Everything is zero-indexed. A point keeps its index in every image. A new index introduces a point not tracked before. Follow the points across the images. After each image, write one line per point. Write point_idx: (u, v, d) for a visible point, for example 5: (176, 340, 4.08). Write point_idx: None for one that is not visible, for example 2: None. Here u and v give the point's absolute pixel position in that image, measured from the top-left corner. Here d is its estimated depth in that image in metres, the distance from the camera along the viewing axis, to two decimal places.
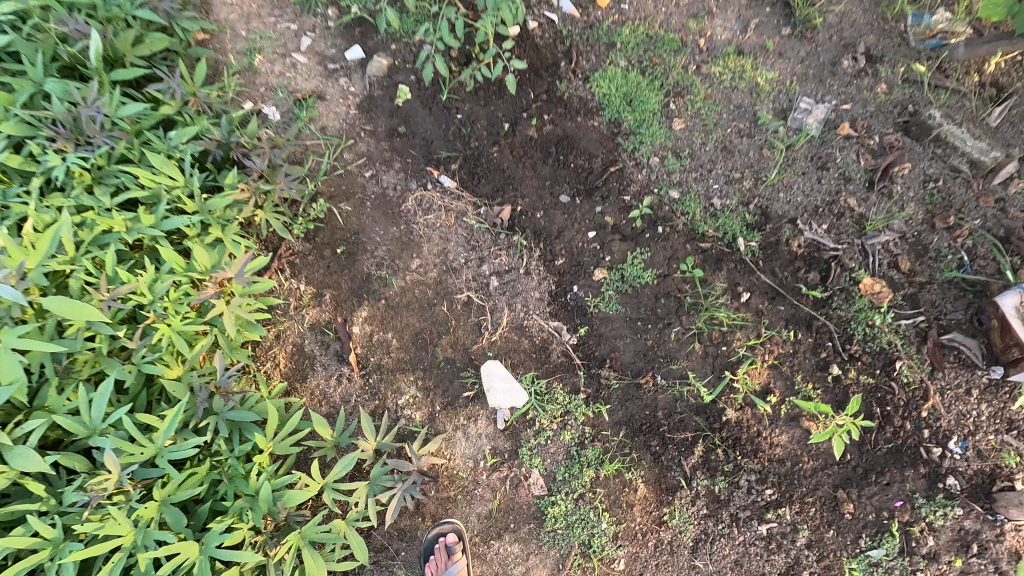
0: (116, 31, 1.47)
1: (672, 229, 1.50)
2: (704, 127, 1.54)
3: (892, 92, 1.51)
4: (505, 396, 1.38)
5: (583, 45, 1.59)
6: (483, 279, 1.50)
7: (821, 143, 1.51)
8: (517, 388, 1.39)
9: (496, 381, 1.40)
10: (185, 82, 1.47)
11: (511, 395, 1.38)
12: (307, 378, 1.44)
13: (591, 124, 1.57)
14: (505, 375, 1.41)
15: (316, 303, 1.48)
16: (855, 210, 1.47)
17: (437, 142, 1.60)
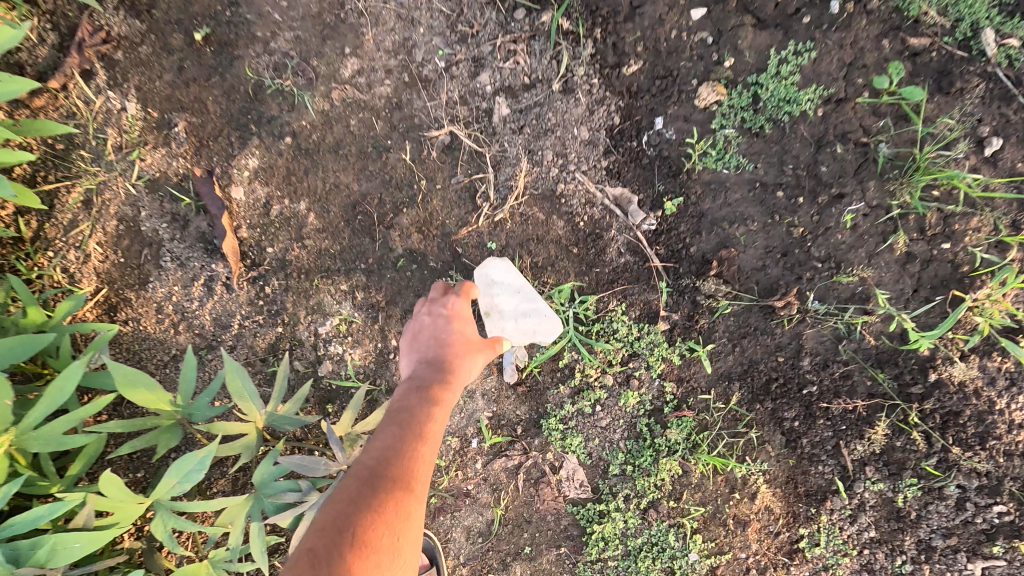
0: None
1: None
2: None
3: None
4: (522, 324, 0.76)
5: None
6: (481, 103, 0.78)
7: None
8: (542, 309, 0.75)
9: (503, 295, 0.76)
10: None
11: (533, 320, 0.75)
12: (148, 283, 0.75)
13: None
14: (518, 284, 0.76)
15: (158, 142, 0.77)
16: None
17: None
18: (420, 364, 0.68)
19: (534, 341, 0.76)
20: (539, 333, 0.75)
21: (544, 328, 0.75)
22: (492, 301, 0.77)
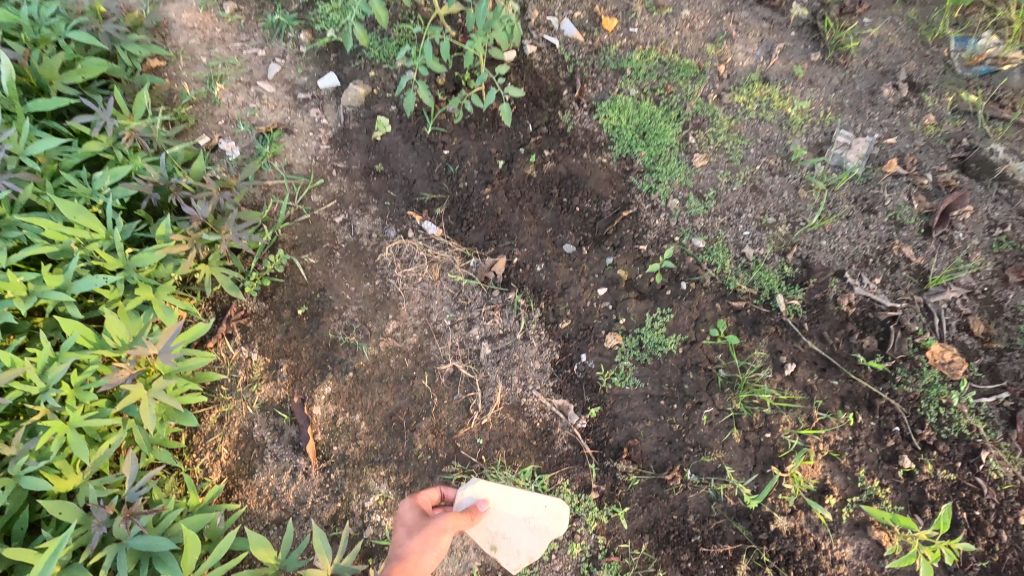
0: (49, 58, 1.28)
1: (697, 284, 1.27)
2: (731, 166, 1.44)
3: (944, 124, 1.51)
4: (535, 527, 1.10)
5: (588, 71, 1.55)
6: (472, 346, 1.25)
7: (865, 183, 1.43)
8: (524, 496, 1.10)
9: (494, 524, 1.09)
10: (122, 116, 1.28)
11: (539, 514, 1.11)
12: (254, 473, 1.16)
13: (599, 163, 1.42)
14: (491, 491, 1.08)
15: (269, 377, 1.22)
16: (912, 260, 1.33)
17: (420, 182, 1.40)
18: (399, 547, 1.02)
19: (554, 535, 1.10)
20: (557, 522, 1.11)
21: (554, 511, 1.11)
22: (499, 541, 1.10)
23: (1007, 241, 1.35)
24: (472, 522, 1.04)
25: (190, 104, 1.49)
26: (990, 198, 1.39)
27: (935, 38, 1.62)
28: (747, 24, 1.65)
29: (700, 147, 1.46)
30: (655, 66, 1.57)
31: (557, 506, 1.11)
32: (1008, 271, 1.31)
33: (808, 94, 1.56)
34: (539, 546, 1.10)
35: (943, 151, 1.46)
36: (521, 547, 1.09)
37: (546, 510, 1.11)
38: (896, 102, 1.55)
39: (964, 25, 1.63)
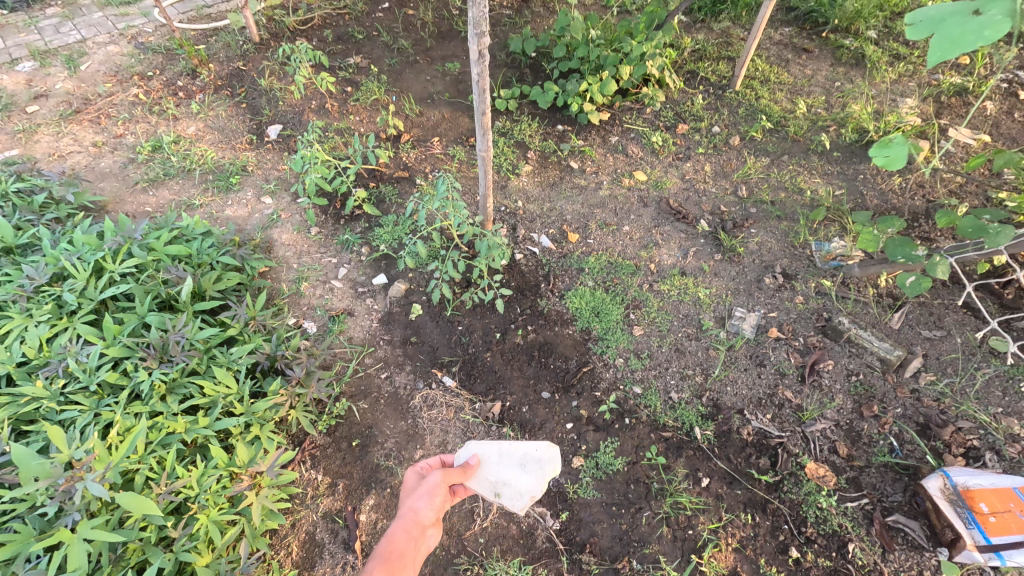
0: (208, 274, 1.99)
1: (637, 419, 1.80)
2: (660, 333, 2.05)
3: (810, 301, 2.14)
4: (529, 469, 1.55)
5: (559, 270, 2.26)
6: None
7: (757, 344, 2.02)
8: (513, 447, 1.57)
9: (496, 473, 1.51)
10: (250, 310, 1.94)
11: (532, 461, 1.57)
12: (314, 566, 1.57)
13: (567, 333, 2.04)
14: (484, 447, 1.54)
15: (330, 492, 1.69)
16: (792, 400, 1.85)
17: (442, 349, 2.01)
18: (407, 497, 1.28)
19: (548, 472, 1.55)
20: (546, 461, 1.56)
21: (543, 454, 1.57)
22: (506, 488, 1.51)
23: (860, 385, 1.88)
24: (475, 466, 1.46)
25: (286, 296, 2.18)
26: (846, 354, 1.97)
27: (800, 242, 2.35)
28: (669, 236, 2.41)
29: (638, 321, 2.09)
30: (605, 266, 2.28)
31: (544, 449, 1.58)
32: (862, 408, 1.83)
33: (714, 282, 2.23)
34: (538, 484, 1.53)
35: (810, 321, 2.08)
36: (523, 489, 1.52)
37: (536, 452, 1.58)
38: (775, 286, 2.20)
39: (818, 235, 2.37)
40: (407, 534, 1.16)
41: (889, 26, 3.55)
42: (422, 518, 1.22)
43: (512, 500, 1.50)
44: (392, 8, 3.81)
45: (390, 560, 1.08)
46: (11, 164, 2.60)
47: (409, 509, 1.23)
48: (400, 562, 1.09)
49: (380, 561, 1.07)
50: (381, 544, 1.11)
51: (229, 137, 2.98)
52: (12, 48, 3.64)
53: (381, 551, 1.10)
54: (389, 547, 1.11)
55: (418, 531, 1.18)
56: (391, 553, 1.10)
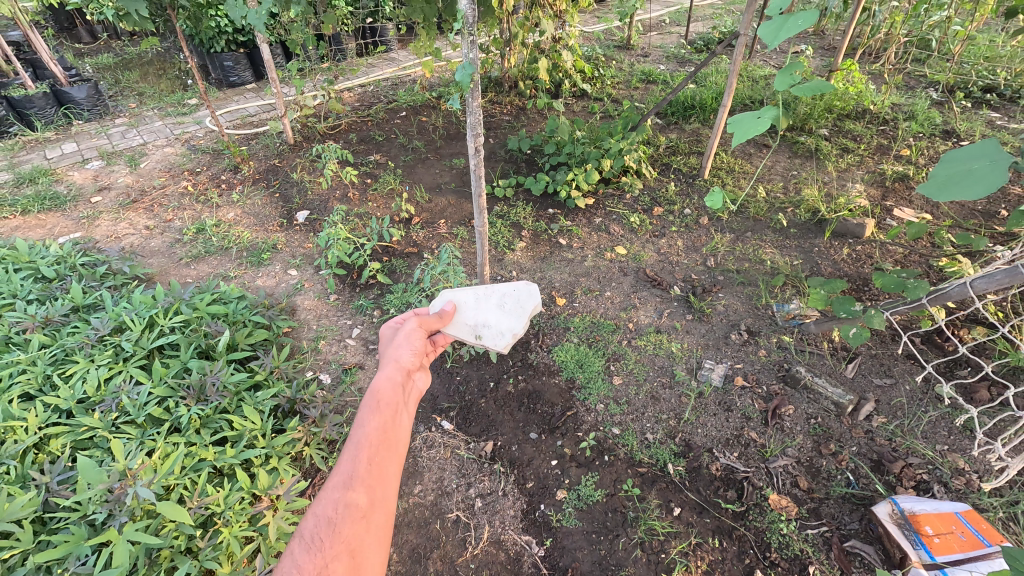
0: (241, 330, 2.31)
1: (615, 456, 2.00)
2: (638, 382, 2.29)
3: (772, 354, 2.39)
4: (507, 308, 1.79)
5: (548, 329, 2.56)
6: (470, 501, 1.92)
7: (724, 391, 2.24)
8: (489, 291, 1.80)
9: (473, 317, 1.75)
10: (274, 359, 2.22)
11: (508, 302, 1.80)
12: None
13: (554, 382, 2.30)
14: (459, 296, 1.77)
15: None
16: (757, 440, 2.04)
17: (442, 397, 2.27)
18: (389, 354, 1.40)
19: (522, 308, 1.79)
20: (521, 299, 1.80)
21: (518, 294, 1.81)
22: (486, 329, 1.74)
23: (819, 427, 2.08)
24: (451, 311, 1.68)
25: (305, 351, 2.45)
26: (805, 400, 2.17)
27: (763, 303, 2.63)
28: (646, 300, 2.71)
29: (617, 372, 2.34)
30: (589, 325, 2.57)
31: (519, 291, 1.82)
32: (820, 446, 2.02)
33: (686, 338, 2.49)
34: (516, 321, 1.77)
35: (773, 371, 2.31)
36: (503, 328, 1.76)
37: (510, 296, 1.81)
38: (741, 341, 2.46)
39: (777, 297, 2.66)
40: (392, 383, 1.25)
41: (837, 125, 4.10)
42: (404, 373, 1.32)
43: (495, 339, 1.74)
44: (408, 116, 4.47)
45: (383, 408, 1.17)
46: (77, 243, 3.03)
47: (389, 365, 1.32)
48: (394, 410, 1.18)
49: (372, 410, 1.16)
50: (369, 395, 1.20)
51: (263, 220, 3.43)
52: (84, 151, 4.27)
53: (370, 401, 1.18)
54: (377, 392, 1.21)
55: (402, 381, 1.28)
56: (381, 402, 1.18)
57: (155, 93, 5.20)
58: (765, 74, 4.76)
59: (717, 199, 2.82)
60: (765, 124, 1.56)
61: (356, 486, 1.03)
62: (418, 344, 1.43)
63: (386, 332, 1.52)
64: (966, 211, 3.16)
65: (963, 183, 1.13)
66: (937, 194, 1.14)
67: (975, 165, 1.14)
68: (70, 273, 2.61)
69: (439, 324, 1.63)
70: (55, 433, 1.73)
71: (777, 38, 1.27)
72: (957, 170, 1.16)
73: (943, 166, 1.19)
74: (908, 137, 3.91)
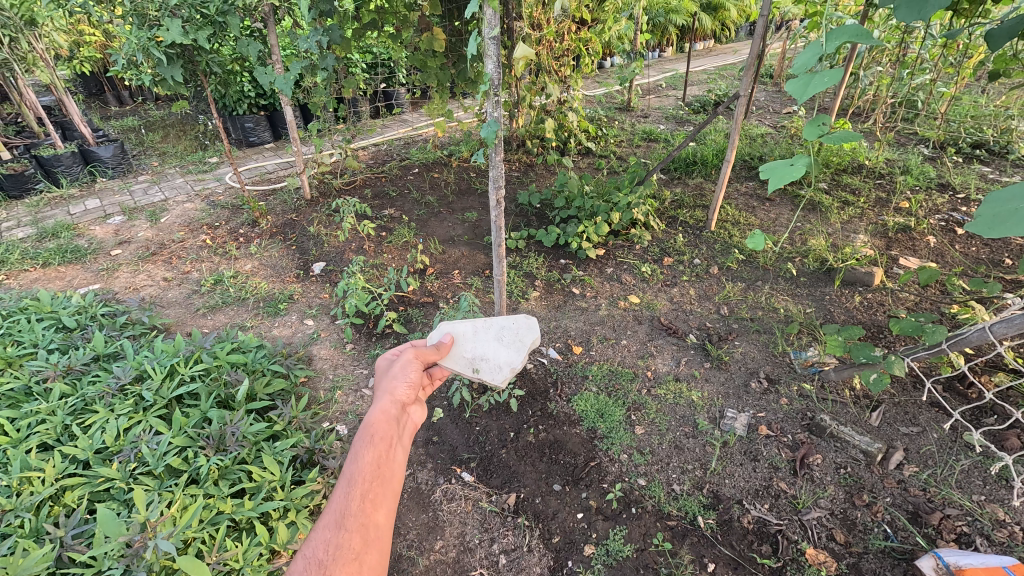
0: (260, 380, 2.31)
1: (642, 509, 1.94)
2: (660, 432, 2.26)
3: (794, 402, 2.36)
4: (508, 342, 1.78)
5: (566, 378, 2.55)
6: (493, 557, 1.84)
7: (749, 440, 2.20)
8: (489, 323, 1.80)
9: (472, 349, 1.74)
10: (293, 409, 2.21)
11: (507, 335, 1.80)
12: None
13: (575, 432, 2.26)
14: (458, 327, 1.76)
15: None
16: (787, 491, 1.99)
17: (461, 448, 2.23)
18: (381, 385, 1.41)
19: (526, 343, 1.78)
20: (526, 334, 1.79)
21: (522, 327, 1.80)
22: (483, 362, 1.73)
23: (850, 477, 2.03)
24: (448, 344, 1.68)
25: (322, 401, 2.42)
26: (832, 449, 2.14)
27: (779, 351, 2.64)
28: (662, 348, 2.72)
29: (639, 421, 2.31)
30: (607, 374, 2.56)
31: (518, 324, 1.82)
32: (853, 497, 1.96)
33: (706, 386, 2.48)
34: (518, 356, 1.75)
35: (796, 419, 2.28)
36: (503, 363, 1.74)
37: (511, 329, 1.80)
38: (762, 389, 2.44)
39: (794, 345, 2.67)
40: (386, 419, 1.26)
41: (835, 180, 4.26)
42: (396, 408, 1.32)
43: (493, 374, 1.71)
44: (421, 173, 4.64)
45: (375, 444, 1.18)
46: (97, 294, 3.06)
47: (383, 398, 1.34)
48: (386, 446, 1.19)
49: (366, 447, 1.16)
50: (362, 431, 1.21)
51: (279, 272, 3.49)
52: (106, 207, 4.40)
53: (364, 437, 1.19)
54: (371, 428, 1.22)
55: (395, 417, 1.29)
56: (374, 438, 1.19)
57: (177, 153, 5.42)
58: (762, 132, 4.98)
59: (758, 238, 2.87)
60: (799, 169, 1.52)
61: (350, 526, 1.02)
62: (412, 377, 1.45)
63: (382, 363, 1.52)
64: (971, 259, 3.23)
65: (1011, 222, 1.05)
66: (988, 232, 1.07)
67: (1018, 205, 1.07)
68: (91, 322, 2.63)
69: (436, 357, 1.62)
70: (72, 484, 1.70)
71: (804, 94, 1.35)
72: (1000, 211, 1.09)
73: (987, 207, 1.12)
74: (905, 190, 4.05)
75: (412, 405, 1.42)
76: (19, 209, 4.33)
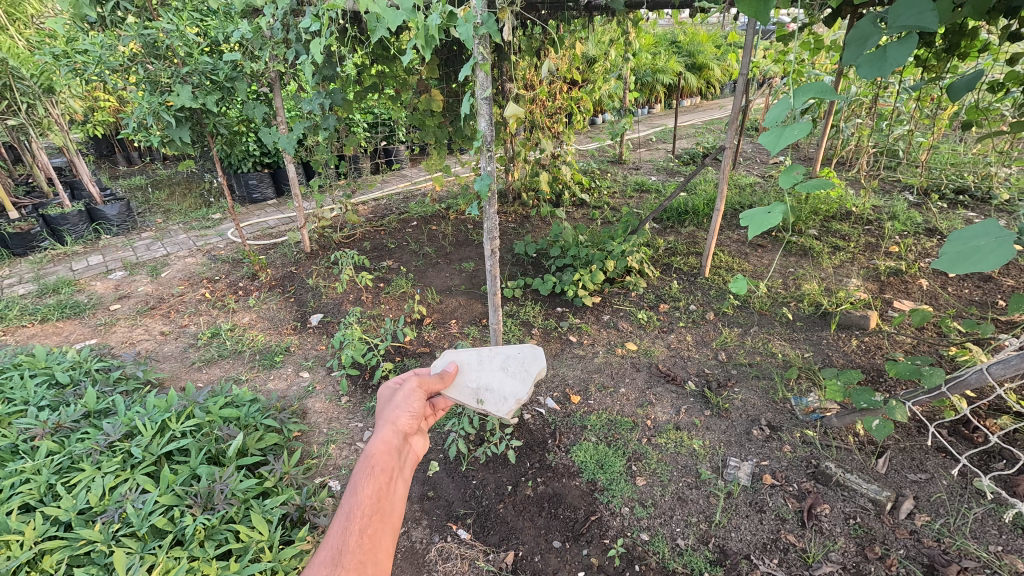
0: (252, 434, 2.27)
1: (646, 566, 1.87)
2: (662, 483, 2.20)
3: (798, 449, 2.31)
4: (515, 372, 1.73)
5: (564, 428, 2.50)
6: None
7: (754, 491, 2.14)
8: (496, 351, 1.74)
9: (476, 380, 1.70)
10: (285, 464, 2.16)
11: (512, 365, 1.75)
12: None
13: (574, 484, 2.20)
14: (462, 356, 1.72)
15: None
16: (796, 544, 1.92)
17: (457, 503, 2.16)
18: (384, 415, 1.39)
19: (533, 373, 1.74)
20: (534, 364, 1.75)
21: (530, 357, 1.75)
22: (488, 394, 1.70)
23: (860, 528, 1.96)
24: (452, 374, 1.65)
25: (315, 456, 2.36)
26: (840, 498, 2.07)
27: (780, 397, 2.61)
28: (661, 396, 2.68)
29: (640, 472, 2.25)
30: (605, 423, 2.52)
31: (523, 353, 1.76)
32: (866, 550, 1.88)
33: (707, 435, 2.43)
34: (526, 387, 1.72)
35: (802, 468, 2.22)
36: (510, 395, 1.70)
37: (517, 357, 1.75)
38: (764, 437, 2.39)
39: (794, 390, 2.64)
40: (387, 450, 1.24)
41: (824, 226, 4.36)
42: (398, 439, 1.30)
43: (497, 407, 1.69)
44: (419, 225, 4.75)
45: (375, 476, 1.15)
46: (93, 349, 3.06)
47: (386, 429, 1.32)
48: (387, 478, 1.16)
49: (366, 479, 1.14)
50: (363, 462, 1.18)
51: (276, 324, 3.50)
52: (108, 262, 4.46)
53: (364, 468, 1.16)
54: (372, 459, 1.19)
55: (396, 447, 1.26)
56: (375, 470, 1.16)
57: (181, 209, 5.56)
58: (750, 182, 5.14)
59: (741, 284, 2.90)
60: (777, 217, 1.50)
61: (347, 562, 0.98)
62: (416, 407, 1.42)
63: (384, 393, 1.50)
64: (964, 301, 3.26)
65: (975, 259, 1.02)
66: (953, 268, 1.03)
67: (980, 243, 1.06)
68: (84, 377, 2.62)
69: (440, 387, 1.60)
70: (51, 548, 1.64)
71: (776, 146, 1.39)
72: (964, 249, 1.06)
73: (950, 246, 1.10)
74: (894, 235, 4.13)
75: (414, 436, 1.39)
76: (22, 266, 4.39)
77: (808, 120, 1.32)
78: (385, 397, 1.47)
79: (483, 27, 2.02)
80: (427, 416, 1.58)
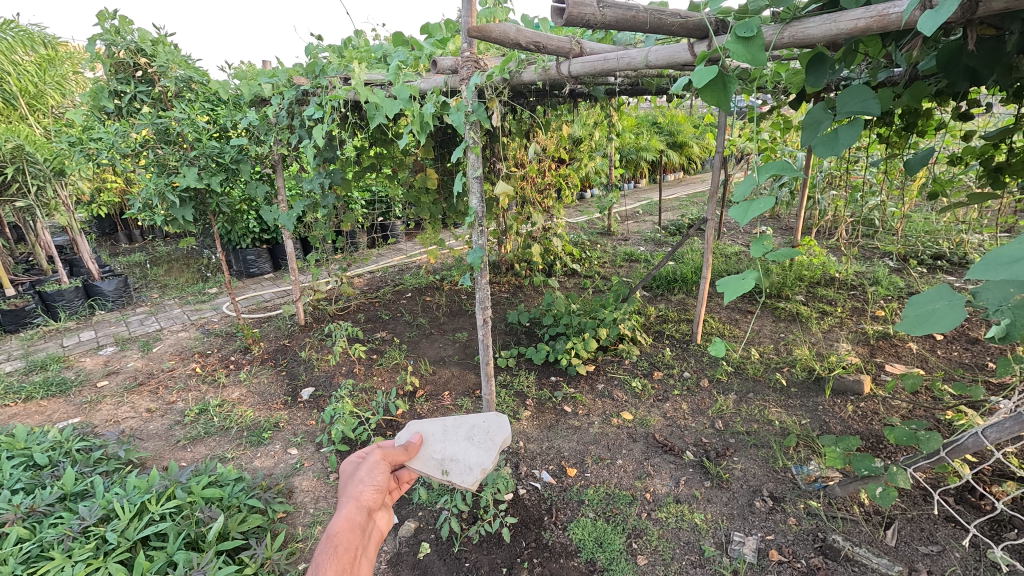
0: (235, 516, 2.19)
1: None
2: (665, 560, 2.10)
3: (803, 522, 2.23)
4: (481, 441, 1.71)
5: (560, 503, 2.41)
6: None
7: (760, 568, 2.04)
8: (458, 422, 1.74)
9: (441, 450, 1.66)
10: (267, 549, 2.06)
11: (477, 435, 1.73)
12: None
13: (572, 565, 2.09)
14: (427, 427, 1.71)
15: None
16: None
17: None
18: (347, 489, 1.37)
19: (500, 439, 1.71)
20: (500, 430, 1.72)
21: (495, 422, 1.73)
22: (452, 464, 1.63)
23: None
24: (416, 445, 1.62)
25: (300, 539, 2.25)
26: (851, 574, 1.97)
27: (780, 466, 2.55)
28: (660, 467, 2.61)
29: (640, 550, 2.15)
30: (603, 497, 2.43)
31: (489, 422, 1.75)
32: None
33: (708, 508, 2.34)
34: (493, 454, 1.67)
35: (809, 542, 2.13)
36: (476, 464, 1.64)
37: (480, 426, 1.73)
38: (767, 508, 2.32)
39: (794, 459, 2.59)
40: (351, 528, 1.23)
41: (810, 291, 4.48)
42: (361, 516, 1.29)
43: (462, 476, 1.60)
44: (414, 295, 4.83)
45: (339, 556, 1.14)
46: (74, 427, 2.98)
47: (349, 504, 1.30)
48: (351, 558, 1.15)
49: (329, 559, 1.12)
50: (325, 542, 1.17)
51: (267, 398, 3.44)
52: (100, 339, 4.44)
53: (327, 548, 1.15)
54: (335, 539, 1.18)
55: (360, 525, 1.26)
56: (338, 549, 1.15)
57: (177, 285, 5.61)
58: (736, 250, 5.32)
59: (719, 344, 2.77)
60: (751, 283, 1.54)
61: None
62: (380, 480, 1.41)
63: (347, 466, 1.46)
64: (954, 364, 3.29)
65: (931, 321, 1.05)
66: (911, 330, 1.05)
67: (934, 306, 1.09)
68: (64, 459, 2.53)
69: (403, 458, 1.57)
70: None
71: (746, 218, 1.46)
72: (921, 311, 1.09)
73: (910, 308, 1.13)
74: (878, 299, 4.23)
75: (378, 510, 1.37)
76: (12, 343, 4.36)
77: (771, 195, 1.40)
78: (347, 468, 1.45)
79: (474, 114, 2.20)
80: (392, 491, 1.55)
